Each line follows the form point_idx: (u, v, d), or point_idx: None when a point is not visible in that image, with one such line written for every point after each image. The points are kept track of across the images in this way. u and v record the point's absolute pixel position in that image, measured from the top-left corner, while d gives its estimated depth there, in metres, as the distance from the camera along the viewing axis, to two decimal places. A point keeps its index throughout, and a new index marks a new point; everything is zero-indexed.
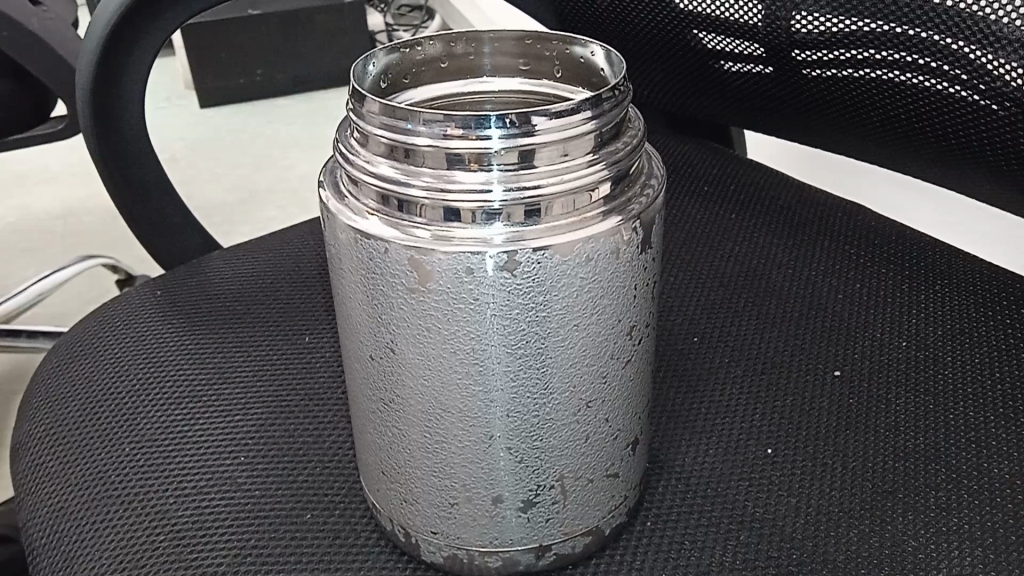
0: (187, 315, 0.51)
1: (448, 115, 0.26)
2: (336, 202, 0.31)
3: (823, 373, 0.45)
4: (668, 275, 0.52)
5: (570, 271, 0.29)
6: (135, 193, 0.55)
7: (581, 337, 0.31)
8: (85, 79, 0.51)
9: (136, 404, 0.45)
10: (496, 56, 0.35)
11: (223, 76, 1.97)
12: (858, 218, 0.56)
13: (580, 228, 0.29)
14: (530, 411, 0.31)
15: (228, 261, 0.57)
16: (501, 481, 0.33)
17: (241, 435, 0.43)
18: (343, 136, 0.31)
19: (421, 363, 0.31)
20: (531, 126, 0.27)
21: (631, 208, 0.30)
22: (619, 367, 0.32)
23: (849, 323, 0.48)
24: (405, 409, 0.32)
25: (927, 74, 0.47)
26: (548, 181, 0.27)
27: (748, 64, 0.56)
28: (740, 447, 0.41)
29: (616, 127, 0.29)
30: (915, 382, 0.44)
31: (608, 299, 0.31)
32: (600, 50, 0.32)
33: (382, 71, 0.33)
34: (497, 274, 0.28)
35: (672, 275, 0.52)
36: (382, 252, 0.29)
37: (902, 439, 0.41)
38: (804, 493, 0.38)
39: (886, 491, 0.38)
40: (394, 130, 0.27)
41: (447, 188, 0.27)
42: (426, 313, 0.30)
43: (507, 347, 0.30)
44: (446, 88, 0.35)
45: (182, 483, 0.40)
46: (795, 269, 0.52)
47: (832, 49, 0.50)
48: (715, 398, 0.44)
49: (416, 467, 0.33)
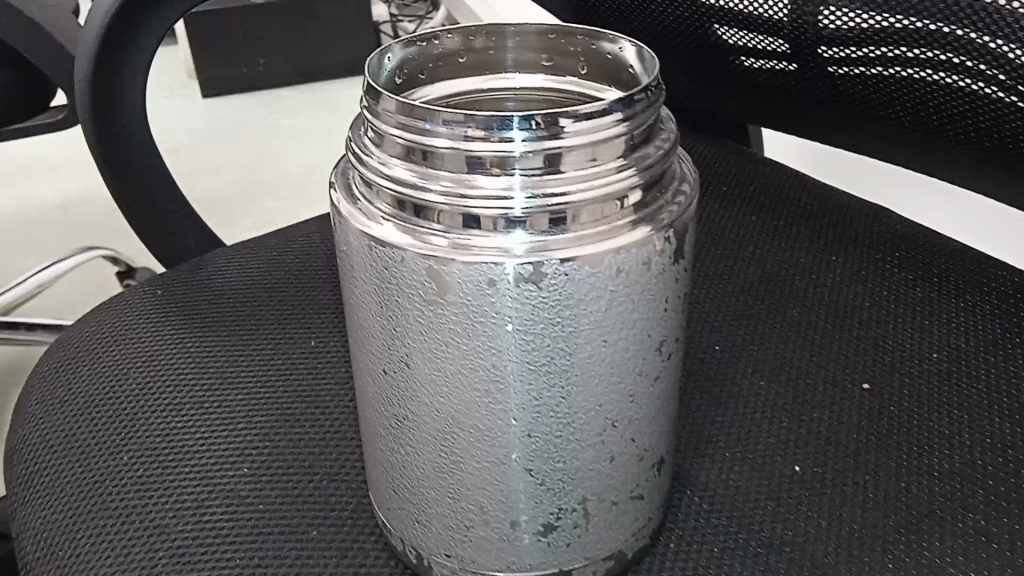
0: (188, 316, 0.49)
1: (469, 115, 0.25)
2: (348, 205, 0.29)
3: (851, 386, 0.43)
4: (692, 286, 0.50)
5: (600, 283, 0.27)
6: (136, 190, 0.53)
7: (609, 355, 0.29)
8: (84, 69, 0.49)
9: (135, 410, 0.44)
10: (519, 51, 0.33)
11: (227, 65, 1.95)
12: (885, 222, 0.54)
13: (610, 238, 0.27)
14: (553, 431, 0.29)
15: (231, 259, 0.55)
16: (519, 505, 0.31)
17: (244, 444, 0.41)
18: (356, 135, 0.29)
19: (437, 379, 0.29)
20: (558, 129, 0.25)
21: (664, 216, 0.28)
22: (648, 384, 0.30)
23: (876, 333, 0.46)
24: (419, 427, 0.30)
25: (961, 73, 0.45)
26: (576, 187, 0.26)
27: (771, 61, 0.54)
28: (766, 465, 0.39)
29: (649, 130, 0.27)
30: (949, 395, 0.42)
31: (638, 314, 0.29)
32: (630, 46, 0.30)
33: (397, 66, 0.31)
34: (521, 287, 0.26)
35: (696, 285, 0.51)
36: (397, 260, 0.27)
37: (937, 458, 0.39)
38: (835, 514, 0.37)
39: (921, 512, 0.37)
40: (411, 130, 0.26)
41: (466, 193, 0.26)
42: (444, 326, 0.28)
43: (528, 364, 0.28)
44: (466, 85, 0.33)
45: (182, 497, 0.39)
46: (819, 274, 0.50)
47: (862, 46, 0.48)
48: (739, 410, 0.42)
49: (431, 488, 0.31)
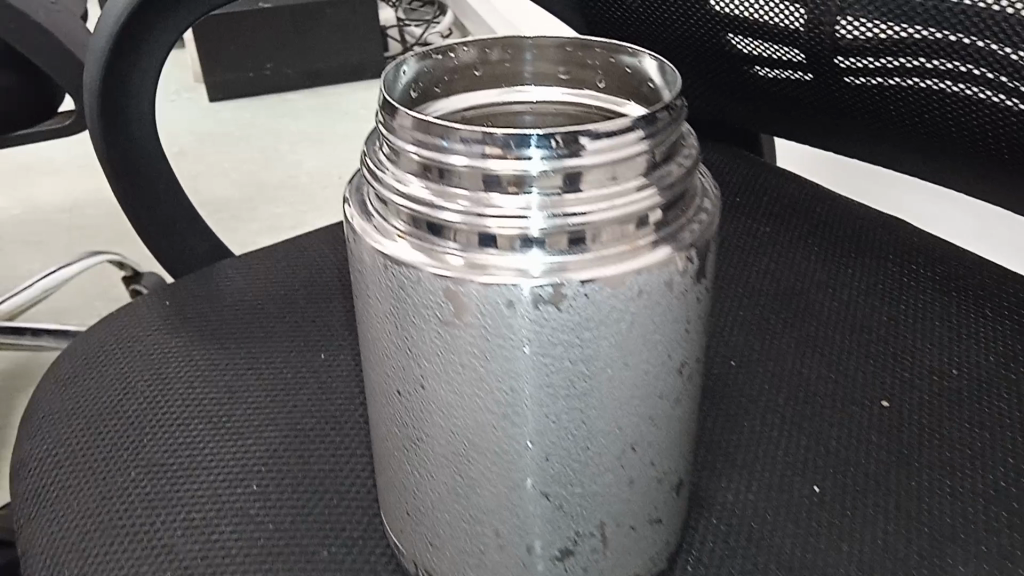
0: (196, 327, 0.49)
1: (487, 133, 0.24)
2: (362, 222, 0.29)
3: (869, 403, 0.42)
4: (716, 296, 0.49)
5: (620, 306, 0.26)
6: (143, 198, 0.52)
7: (629, 378, 0.28)
8: (92, 77, 0.48)
9: (144, 424, 0.43)
10: (537, 63, 0.32)
11: (234, 69, 1.95)
12: (901, 232, 0.53)
13: (630, 258, 0.26)
14: (572, 455, 0.29)
15: (239, 269, 0.54)
16: (535, 530, 0.30)
17: (254, 461, 0.40)
18: (371, 150, 0.29)
19: (453, 402, 0.28)
20: (578, 147, 0.24)
21: (685, 236, 0.27)
22: (668, 407, 0.30)
23: (894, 348, 0.45)
24: (434, 449, 0.30)
25: (981, 85, 0.44)
26: (596, 207, 0.25)
27: (786, 70, 0.53)
28: (784, 484, 0.38)
29: (671, 147, 0.27)
30: (969, 414, 0.41)
31: (659, 336, 0.28)
32: (651, 59, 0.30)
33: (412, 79, 0.31)
34: (539, 308, 0.26)
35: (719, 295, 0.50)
36: (413, 280, 0.27)
37: (958, 478, 0.38)
38: (854, 537, 0.36)
39: (943, 535, 0.36)
40: (427, 148, 0.25)
41: (483, 213, 0.25)
42: (460, 348, 0.27)
43: (547, 387, 0.27)
44: (481, 98, 0.33)
45: (190, 515, 0.38)
46: (835, 287, 0.49)
47: (880, 57, 0.47)
48: (755, 428, 0.41)
49: (445, 511, 0.31)
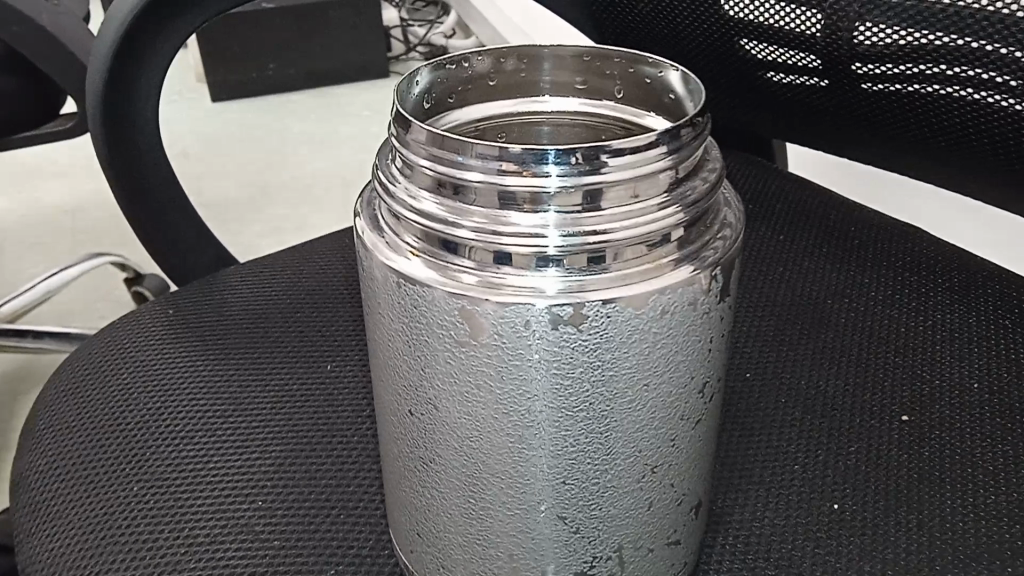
0: (201, 337, 0.48)
1: (504, 148, 0.23)
2: (374, 237, 0.28)
3: (888, 418, 0.41)
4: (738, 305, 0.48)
5: (641, 325, 0.26)
6: (146, 204, 0.51)
7: (650, 399, 0.27)
8: (96, 83, 0.47)
9: (146, 437, 0.42)
10: (554, 72, 0.32)
11: (237, 69, 1.94)
12: (917, 240, 0.52)
13: (651, 277, 0.25)
14: (589, 478, 0.28)
15: (243, 277, 0.53)
16: (551, 553, 0.29)
17: (260, 475, 0.39)
18: (383, 163, 0.28)
19: (467, 423, 0.27)
20: (599, 164, 0.23)
21: (708, 254, 0.26)
22: (688, 428, 0.29)
23: (913, 361, 0.44)
24: (446, 470, 0.29)
25: (1003, 92, 0.43)
26: (617, 225, 0.24)
27: (801, 76, 0.52)
28: (803, 501, 0.38)
29: (694, 163, 0.26)
30: (991, 429, 0.40)
31: (681, 356, 0.27)
32: (673, 71, 0.29)
33: (425, 90, 0.30)
34: (557, 329, 0.25)
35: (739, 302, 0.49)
36: (426, 299, 0.26)
37: (981, 496, 0.37)
38: (875, 557, 0.35)
39: (967, 556, 0.35)
40: (442, 163, 0.24)
41: (499, 230, 0.24)
42: (475, 368, 0.26)
43: (565, 409, 0.26)
44: (495, 109, 0.32)
45: (194, 531, 0.37)
46: (851, 297, 0.49)
47: (899, 63, 0.46)
48: (772, 442, 0.40)
49: (457, 534, 0.30)
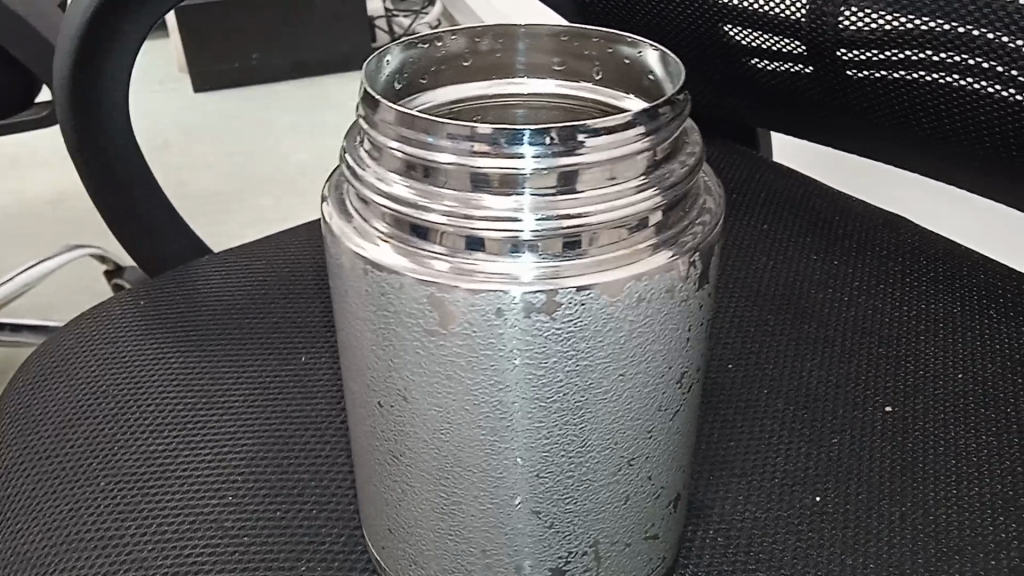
0: (173, 328, 0.47)
1: (476, 128, 0.22)
2: (341, 223, 0.27)
3: (872, 409, 0.41)
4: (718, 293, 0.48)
5: (617, 313, 0.25)
6: (118, 192, 0.50)
7: (626, 390, 0.26)
8: (64, 68, 0.46)
9: (114, 431, 0.41)
10: (531, 53, 0.31)
11: (219, 59, 1.91)
12: (901, 230, 0.52)
13: (629, 263, 0.24)
14: (564, 472, 0.27)
15: (217, 267, 0.52)
16: (526, 549, 0.28)
17: (230, 469, 0.39)
18: (351, 146, 0.27)
19: (438, 416, 0.27)
20: (575, 144, 0.22)
21: (687, 239, 0.26)
22: (666, 419, 0.28)
23: (898, 351, 0.44)
24: (418, 464, 0.28)
25: (988, 79, 0.42)
26: (594, 208, 0.23)
27: (786, 63, 0.51)
28: (786, 493, 0.37)
29: (673, 145, 0.25)
30: (975, 419, 0.40)
31: (659, 345, 0.26)
32: (652, 51, 0.28)
33: (396, 70, 0.29)
34: (531, 317, 0.24)
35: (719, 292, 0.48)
36: (395, 286, 0.25)
37: (966, 488, 0.37)
38: (858, 550, 0.35)
39: (951, 549, 0.34)
40: (412, 145, 0.23)
41: (471, 214, 0.23)
42: (446, 358, 0.25)
43: (538, 401, 0.26)
44: (469, 91, 0.31)
45: (162, 528, 0.36)
46: (835, 288, 0.48)
47: (885, 48, 0.46)
48: (755, 433, 0.40)
49: (429, 529, 0.29)
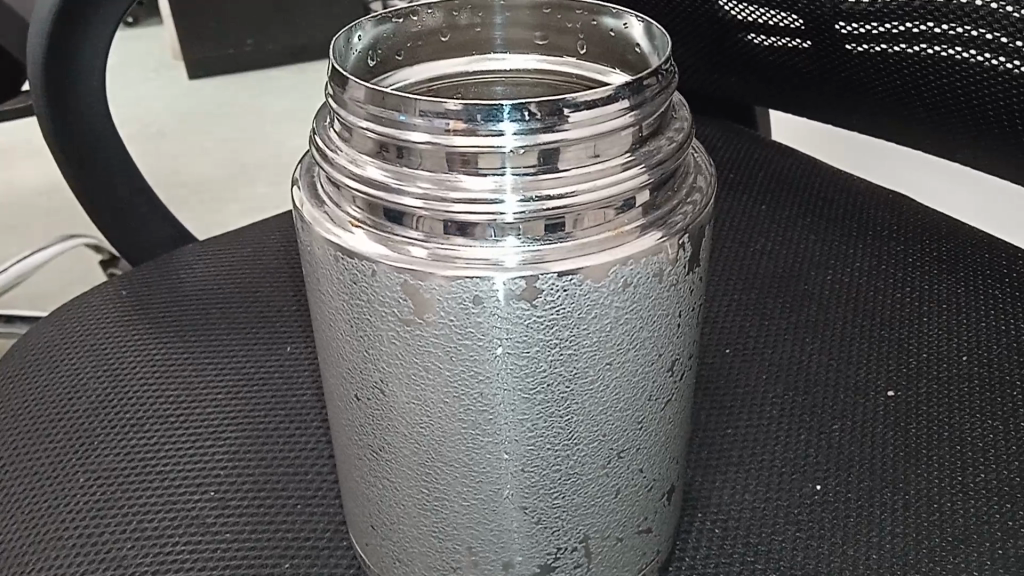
0: (154, 319, 0.45)
1: (449, 105, 0.21)
2: (312, 208, 0.26)
3: (873, 394, 0.39)
4: (714, 276, 0.47)
5: (603, 299, 0.23)
6: (95, 180, 0.49)
7: (614, 379, 0.25)
8: (36, 50, 0.44)
9: (94, 424, 0.40)
10: (511, 28, 0.29)
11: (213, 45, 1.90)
12: (902, 208, 0.50)
13: (615, 247, 0.23)
14: (550, 466, 0.26)
15: (201, 256, 0.51)
16: (513, 545, 0.27)
17: (212, 464, 0.37)
18: (321, 127, 0.25)
19: (416, 409, 0.25)
20: (555, 119, 0.21)
21: (677, 219, 0.24)
22: (657, 409, 0.27)
23: (900, 331, 0.42)
24: (398, 459, 0.27)
25: (991, 51, 0.41)
26: (577, 188, 0.22)
27: (784, 38, 0.50)
28: (785, 482, 0.36)
29: (659, 120, 0.24)
30: (980, 402, 0.38)
31: (647, 332, 0.25)
32: (637, 22, 0.27)
33: (369, 46, 0.27)
34: (512, 305, 0.23)
35: (714, 274, 0.47)
36: (369, 274, 0.24)
37: (971, 475, 0.35)
38: (858, 540, 0.33)
39: (956, 537, 0.33)
40: (383, 123, 0.22)
41: (448, 196, 0.22)
42: (424, 349, 0.24)
43: (522, 393, 0.24)
44: (448, 67, 0.30)
45: (141, 525, 0.35)
46: (834, 268, 0.46)
47: (885, 21, 0.44)
48: (753, 421, 0.38)
49: (413, 526, 0.28)
